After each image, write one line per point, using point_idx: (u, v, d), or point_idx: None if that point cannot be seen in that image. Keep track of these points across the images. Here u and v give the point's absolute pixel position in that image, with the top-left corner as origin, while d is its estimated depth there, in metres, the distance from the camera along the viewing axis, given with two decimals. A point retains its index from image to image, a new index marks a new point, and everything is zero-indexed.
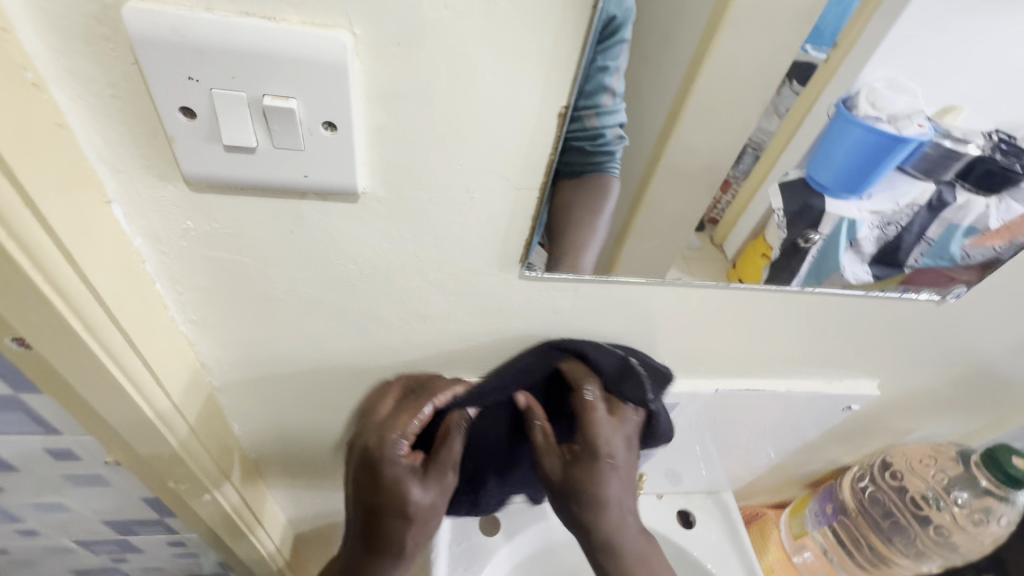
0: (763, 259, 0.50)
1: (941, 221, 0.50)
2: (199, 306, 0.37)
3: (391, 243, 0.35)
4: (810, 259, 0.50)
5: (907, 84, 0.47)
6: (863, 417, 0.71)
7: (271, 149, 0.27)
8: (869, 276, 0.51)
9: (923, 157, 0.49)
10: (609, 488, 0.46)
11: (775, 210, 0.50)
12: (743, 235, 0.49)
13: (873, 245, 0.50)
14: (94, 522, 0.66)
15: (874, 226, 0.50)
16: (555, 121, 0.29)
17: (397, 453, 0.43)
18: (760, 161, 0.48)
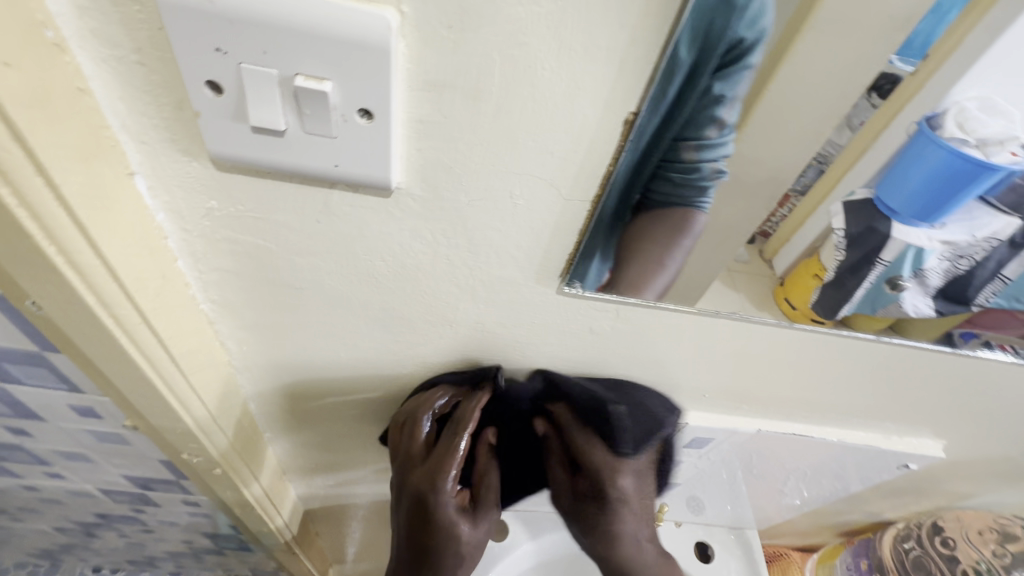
0: (814, 280, 0.46)
1: (1021, 258, 0.46)
2: (221, 287, 0.36)
3: (423, 243, 0.32)
4: (867, 286, 0.46)
5: (1000, 106, 0.45)
6: (919, 477, 0.65)
7: (301, 135, 0.25)
8: (933, 311, 0.45)
9: (1011, 187, 0.45)
10: (627, 519, 0.49)
11: (836, 230, 0.47)
12: (797, 252, 0.47)
13: (940, 278, 0.47)
14: (115, 475, 0.68)
15: (944, 258, 0.46)
16: (620, 129, 0.26)
17: (448, 493, 0.43)
18: (824, 176, 0.46)
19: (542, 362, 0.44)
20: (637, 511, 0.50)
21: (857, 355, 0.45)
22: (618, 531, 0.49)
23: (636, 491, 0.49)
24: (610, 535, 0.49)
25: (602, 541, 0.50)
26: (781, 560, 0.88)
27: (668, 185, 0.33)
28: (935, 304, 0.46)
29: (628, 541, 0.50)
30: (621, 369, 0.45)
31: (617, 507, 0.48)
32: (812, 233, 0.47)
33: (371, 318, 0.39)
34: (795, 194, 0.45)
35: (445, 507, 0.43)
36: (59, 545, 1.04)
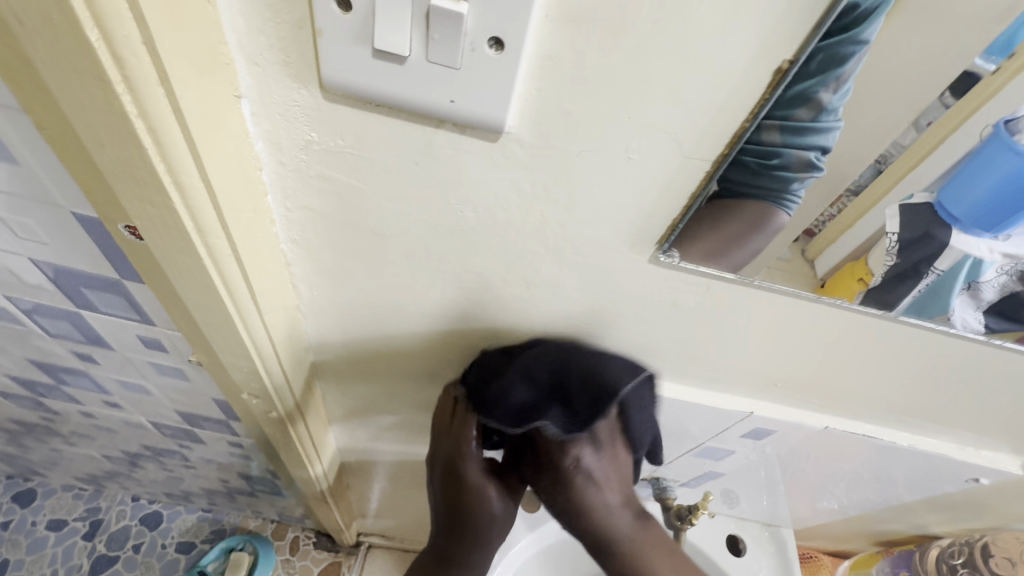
0: (859, 283, 0.41)
1: None
2: (305, 227, 0.35)
3: (520, 196, 0.31)
4: (915, 293, 0.42)
5: None
6: (982, 493, 0.62)
7: (422, 63, 0.23)
8: (982, 328, 0.41)
9: None
10: (593, 489, 0.46)
11: (888, 234, 0.44)
12: (843, 253, 0.41)
13: (993, 293, 0.43)
14: (168, 409, 0.70)
15: (1003, 271, 0.43)
16: (768, 79, 0.23)
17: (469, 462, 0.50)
18: (884, 175, 0.42)
19: (613, 335, 0.42)
20: (603, 483, 0.46)
21: (950, 354, 0.42)
22: (581, 501, 0.46)
23: (591, 462, 0.45)
24: (578, 502, 0.46)
25: (573, 510, 0.47)
26: (812, 562, 0.85)
27: (742, 171, 0.30)
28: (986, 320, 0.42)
29: (604, 511, 0.47)
30: (693, 349, 0.43)
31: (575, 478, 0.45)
32: (865, 233, 0.44)
33: (447, 272, 0.38)
34: (850, 193, 0.41)
35: (469, 470, 0.50)
36: (105, 472, 1.10)
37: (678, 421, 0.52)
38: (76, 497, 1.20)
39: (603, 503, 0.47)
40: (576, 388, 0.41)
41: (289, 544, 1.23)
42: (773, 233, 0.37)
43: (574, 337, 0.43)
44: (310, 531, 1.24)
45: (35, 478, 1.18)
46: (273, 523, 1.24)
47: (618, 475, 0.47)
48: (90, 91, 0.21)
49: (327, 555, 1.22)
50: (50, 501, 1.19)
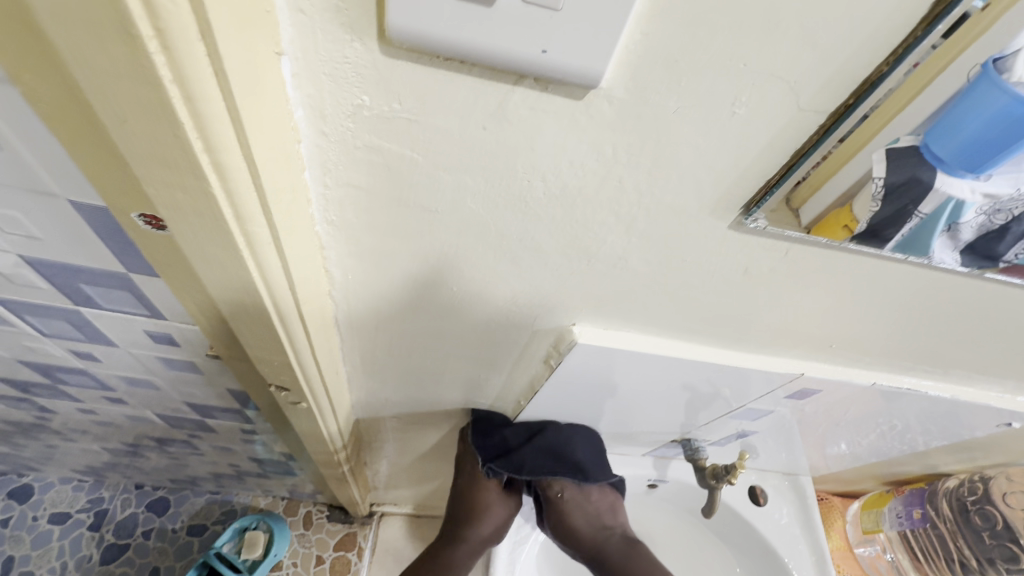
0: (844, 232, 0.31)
1: None
2: (343, 206, 0.31)
3: (599, 162, 0.27)
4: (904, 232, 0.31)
5: None
6: (1002, 435, 0.63)
7: (516, 6, 0.19)
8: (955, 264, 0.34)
9: None
10: (580, 506, 0.58)
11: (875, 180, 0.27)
12: (833, 197, 0.30)
13: (970, 233, 0.31)
14: (177, 401, 0.66)
15: (981, 212, 0.29)
16: (924, 11, 0.20)
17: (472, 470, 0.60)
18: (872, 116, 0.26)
19: (669, 306, 0.40)
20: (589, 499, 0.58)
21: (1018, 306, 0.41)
22: (564, 519, 0.57)
23: (573, 493, 0.58)
24: (567, 528, 0.57)
25: (562, 534, 0.58)
26: (824, 504, 0.88)
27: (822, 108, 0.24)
28: (958, 257, 0.33)
29: (591, 535, 0.57)
30: (753, 315, 0.41)
31: (560, 504, 0.57)
32: (847, 181, 0.29)
33: (499, 249, 0.35)
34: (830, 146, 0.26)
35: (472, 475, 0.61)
36: (105, 463, 1.06)
37: (718, 385, 0.51)
38: (77, 489, 1.17)
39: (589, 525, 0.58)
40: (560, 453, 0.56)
41: (302, 519, 1.22)
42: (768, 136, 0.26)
43: (627, 309, 0.41)
44: (322, 505, 1.24)
45: (30, 473, 1.14)
46: (284, 500, 1.23)
47: (601, 503, 0.59)
48: (117, 56, 0.17)
49: (342, 527, 1.22)
50: (49, 495, 1.15)
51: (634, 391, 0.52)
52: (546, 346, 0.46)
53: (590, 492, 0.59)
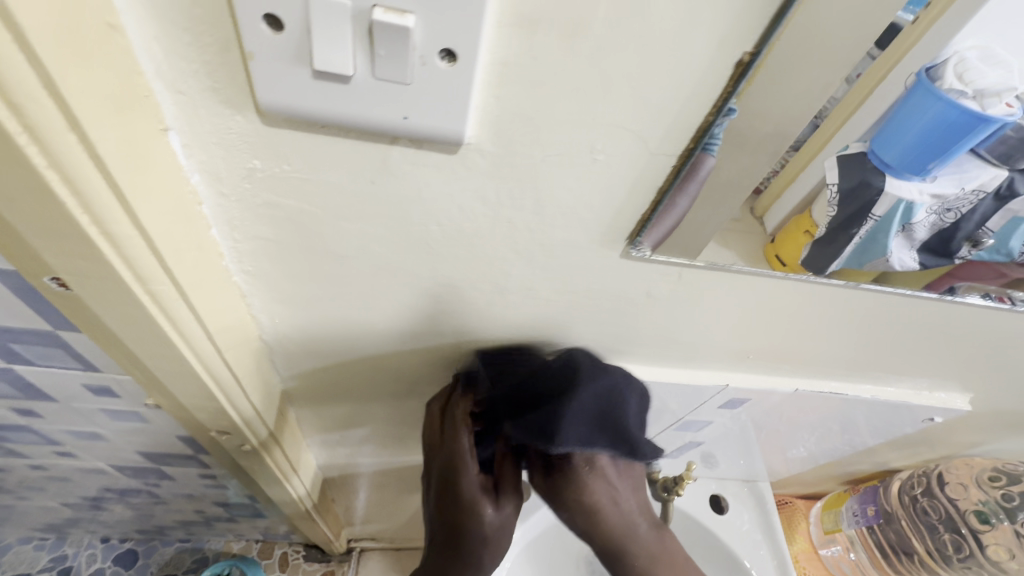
0: (806, 237, 0.40)
1: (1005, 212, 0.43)
2: (256, 257, 0.33)
3: (486, 206, 0.30)
4: (854, 243, 0.41)
5: (1000, 55, 0.38)
6: (934, 428, 0.66)
7: (369, 82, 0.21)
8: (918, 264, 0.42)
9: (1002, 139, 0.41)
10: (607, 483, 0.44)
11: (829, 186, 0.40)
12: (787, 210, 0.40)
13: (925, 231, 0.43)
14: (129, 451, 0.66)
15: (933, 212, 0.42)
16: (730, 72, 0.23)
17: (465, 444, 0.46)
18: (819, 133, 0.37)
19: (587, 329, 0.42)
20: (617, 478, 0.44)
21: (909, 309, 0.44)
22: (589, 502, 0.44)
23: (604, 465, 0.44)
24: (587, 507, 0.44)
25: (579, 512, 0.44)
26: (788, 508, 0.90)
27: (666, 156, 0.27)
28: (919, 257, 0.42)
29: (616, 517, 0.45)
30: (669, 332, 0.43)
31: (585, 479, 0.43)
32: (803, 187, 0.40)
33: (416, 285, 0.36)
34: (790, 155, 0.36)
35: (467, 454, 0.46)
36: (66, 520, 1.03)
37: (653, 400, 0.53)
38: (38, 548, 1.13)
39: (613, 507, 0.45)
40: (599, 410, 0.42)
41: (278, 562, 1.19)
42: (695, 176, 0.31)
43: (548, 334, 0.43)
44: (298, 546, 1.21)
45: None
46: (258, 544, 1.20)
47: (630, 482, 0.46)
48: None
49: (319, 566, 1.20)
50: (7, 557, 1.11)
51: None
52: None
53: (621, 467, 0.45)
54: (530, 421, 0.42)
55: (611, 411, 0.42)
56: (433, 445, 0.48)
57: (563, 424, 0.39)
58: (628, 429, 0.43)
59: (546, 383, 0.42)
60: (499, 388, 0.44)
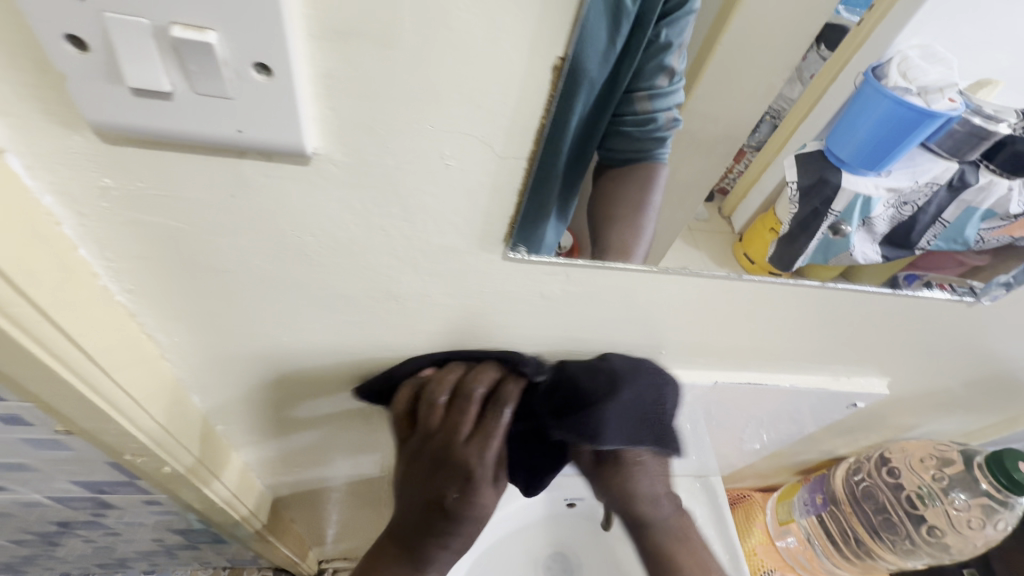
0: (772, 234, 0.46)
1: (959, 204, 0.47)
2: (136, 274, 0.33)
3: (354, 215, 0.30)
4: (819, 237, 0.46)
5: (943, 54, 0.43)
6: (866, 413, 0.68)
7: (190, 96, 0.22)
8: (880, 256, 0.47)
9: (950, 133, 0.45)
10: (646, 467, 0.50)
11: (789, 184, 0.46)
12: (752, 209, 0.47)
13: (885, 225, 0.47)
14: (62, 481, 0.64)
15: (890, 205, 0.46)
16: (549, 77, 0.24)
17: (475, 433, 0.42)
18: (778, 130, 0.46)
19: (494, 331, 0.43)
20: (655, 471, 0.50)
21: (808, 299, 0.45)
22: (632, 488, 0.50)
23: (652, 458, 0.50)
24: (628, 492, 0.50)
25: (618, 496, 0.50)
26: (745, 502, 0.90)
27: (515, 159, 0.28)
28: (882, 250, 0.47)
29: (645, 498, 0.50)
30: (574, 331, 0.44)
31: (633, 471, 0.49)
32: (767, 188, 0.47)
33: (310, 296, 0.37)
34: (749, 149, 0.46)
35: (486, 444, 0.42)
36: (17, 560, 0.99)
37: None
38: None
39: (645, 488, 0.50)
40: (648, 410, 0.46)
41: None
42: (654, 187, 0.42)
43: (457, 339, 0.43)
44: (266, 570, 1.19)
45: None
46: (224, 571, 1.17)
47: (664, 467, 0.51)
48: None
49: None
50: None
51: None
52: None
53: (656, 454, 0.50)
54: (570, 421, 0.43)
55: (649, 408, 0.46)
56: (455, 432, 0.42)
57: (607, 427, 0.43)
58: (667, 428, 0.49)
59: (579, 383, 0.43)
60: (548, 392, 0.44)
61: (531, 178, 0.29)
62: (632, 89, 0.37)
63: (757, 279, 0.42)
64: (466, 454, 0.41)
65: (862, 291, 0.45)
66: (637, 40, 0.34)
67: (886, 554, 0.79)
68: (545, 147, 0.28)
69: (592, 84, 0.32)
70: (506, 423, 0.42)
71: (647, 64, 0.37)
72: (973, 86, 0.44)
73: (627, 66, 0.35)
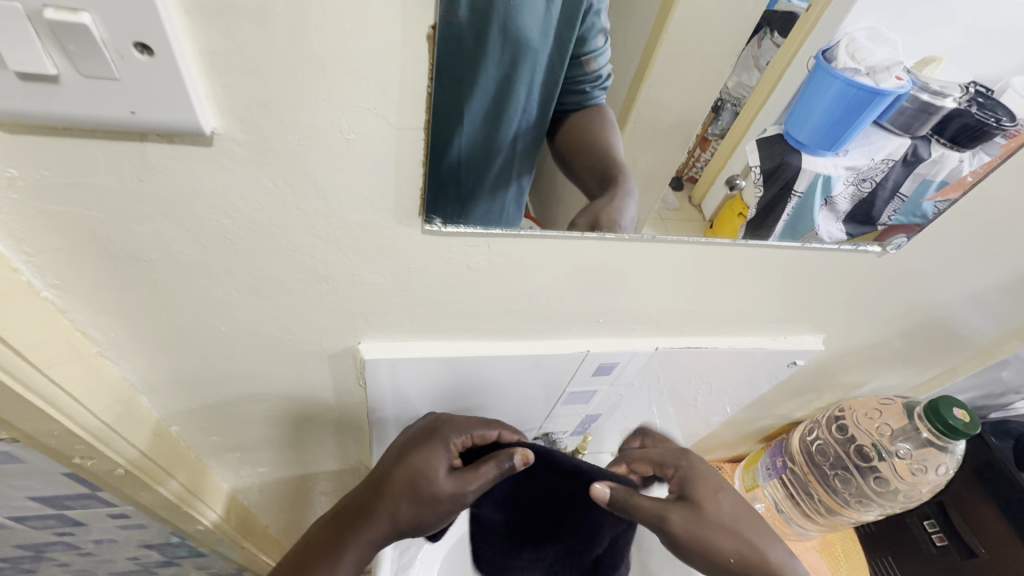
0: (740, 219, 0.47)
1: (916, 177, 0.49)
2: (58, 268, 0.34)
3: (267, 194, 0.31)
4: (783, 219, 0.48)
5: (888, 34, 0.44)
6: (812, 372, 0.71)
7: (77, 78, 0.23)
8: (844, 235, 0.49)
9: (900, 111, 0.46)
10: (704, 480, 0.54)
11: (752, 168, 0.48)
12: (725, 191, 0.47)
13: (847, 203, 0.49)
14: (21, 498, 0.64)
15: (849, 183, 0.48)
16: (426, 45, 0.26)
17: (461, 432, 0.51)
18: (739, 118, 0.47)
19: (432, 310, 0.44)
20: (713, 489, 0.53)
21: (729, 259, 0.47)
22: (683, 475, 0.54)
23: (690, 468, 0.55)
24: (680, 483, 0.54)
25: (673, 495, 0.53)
26: None
27: (412, 130, 0.29)
28: (846, 228, 0.50)
29: (709, 496, 0.52)
30: (509, 304, 0.46)
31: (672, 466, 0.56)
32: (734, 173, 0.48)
33: (243, 283, 0.38)
34: (713, 138, 0.47)
35: (459, 435, 0.51)
36: None
37: (528, 373, 0.54)
38: None
39: (722, 497, 0.53)
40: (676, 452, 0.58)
41: None
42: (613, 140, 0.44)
43: (397, 320, 0.45)
44: None
45: None
46: None
47: (718, 488, 0.54)
48: None
49: None
50: None
51: (443, 399, 0.56)
52: (351, 366, 0.50)
53: (712, 475, 0.55)
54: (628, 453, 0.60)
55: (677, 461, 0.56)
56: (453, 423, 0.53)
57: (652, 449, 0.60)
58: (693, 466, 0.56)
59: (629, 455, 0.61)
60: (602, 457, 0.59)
61: (461, 157, 0.35)
62: (577, 56, 0.40)
63: (677, 240, 0.44)
64: (445, 426, 0.52)
65: (786, 247, 0.48)
66: (568, 16, 0.38)
67: (847, 510, 0.82)
68: (470, 126, 0.35)
69: (530, 65, 0.38)
70: (489, 432, 0.52)
71: (584, 31, 0.39)
72: (917, 64, 0.45)
73: (563, 35, 0.38)
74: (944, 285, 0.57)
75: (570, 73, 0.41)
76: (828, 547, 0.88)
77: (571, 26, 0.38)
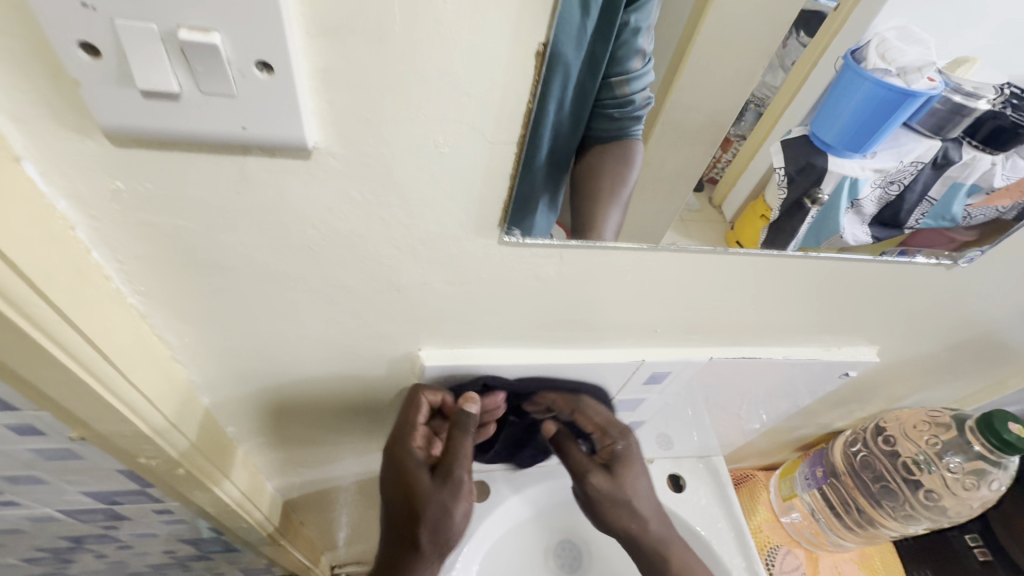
0: (762, 220, 0.46)
1: (946, 179, 0.47)
2: (145, 275, 0.34)
3: (352, 205, 0.31)
4: (808, 222, 0.46)
5: (919, 33, 0.43)
6: (859, 383, 0.70)
7: (197, 95, 0.23)
8: (869, 237, 0.47)
9: (931, 113, 0.45)
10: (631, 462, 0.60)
11: (775, 169, 0.46)
12: (742, 196, 0.46)
13: (874, 206, 0.48)
14: (74, 493, 0.65)
15: (878, 185, 0.47)
16: (533, 62, 0.26)
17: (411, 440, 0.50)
18: (761, 118, 0.45)
19: (496, 319, 0.45)
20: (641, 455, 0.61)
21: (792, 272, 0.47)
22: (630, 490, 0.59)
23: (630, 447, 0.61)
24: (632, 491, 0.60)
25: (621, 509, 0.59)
26: (748, 481, 0.92)
27: (506, 144, 0.29)
28: (872, 231, 0.48)
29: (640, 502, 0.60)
30: (571, 314, 0.46)
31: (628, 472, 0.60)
32: (755, 176, 0.47)
33: (316, 291, 0.38)
34: (735, 138, 0.44)
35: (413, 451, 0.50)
36: None
37: (583, 381, 0.55)
38: None
39: (639, 490, 0.60)
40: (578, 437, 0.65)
41: None
42: (631, 164, 0.41)
43: (459, 327, 0.45)
44: None
45: None
46: None
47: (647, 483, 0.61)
48: None
49: None
50: None
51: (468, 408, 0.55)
52: (408, 372, 0.50)
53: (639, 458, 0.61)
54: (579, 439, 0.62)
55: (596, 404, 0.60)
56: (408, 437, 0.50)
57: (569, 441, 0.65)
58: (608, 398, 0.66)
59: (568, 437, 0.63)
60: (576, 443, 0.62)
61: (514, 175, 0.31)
62: (609, 74, 0.35)
63: (746, 252, 0.43)
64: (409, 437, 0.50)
65: (860, 260, 0.47)
66: (604, 28, 0.32)
67: (889, 521, 0.81)
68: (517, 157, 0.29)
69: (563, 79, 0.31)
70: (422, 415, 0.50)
71: (619, 49, 0.35)
72: (951, 64, 0.44)
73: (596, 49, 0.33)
74: (1007, 300, 0.56)
75: (602, 91, 0.36)
76: (867, 559, 0.84)
77: (604, 43, 0.33)
